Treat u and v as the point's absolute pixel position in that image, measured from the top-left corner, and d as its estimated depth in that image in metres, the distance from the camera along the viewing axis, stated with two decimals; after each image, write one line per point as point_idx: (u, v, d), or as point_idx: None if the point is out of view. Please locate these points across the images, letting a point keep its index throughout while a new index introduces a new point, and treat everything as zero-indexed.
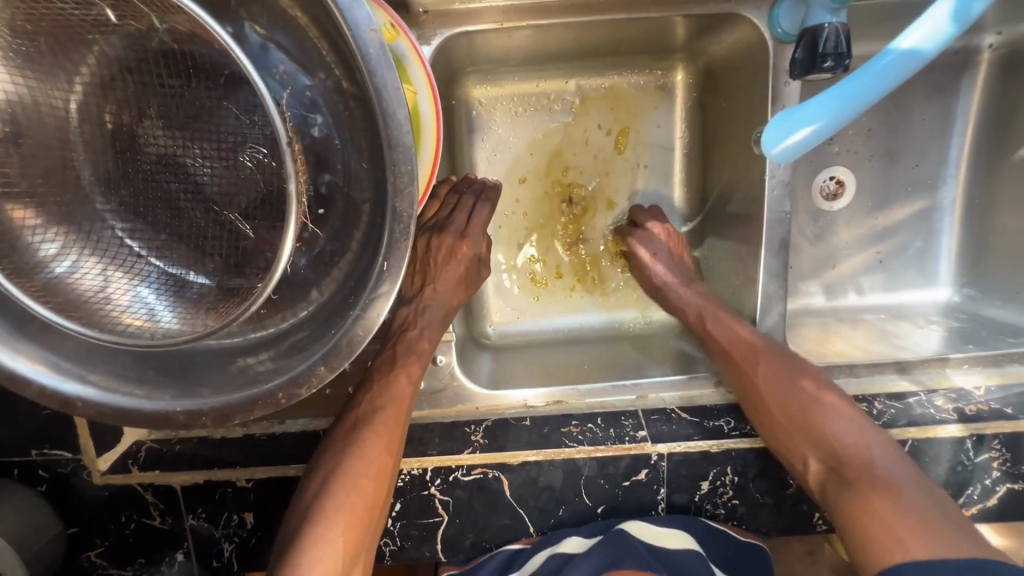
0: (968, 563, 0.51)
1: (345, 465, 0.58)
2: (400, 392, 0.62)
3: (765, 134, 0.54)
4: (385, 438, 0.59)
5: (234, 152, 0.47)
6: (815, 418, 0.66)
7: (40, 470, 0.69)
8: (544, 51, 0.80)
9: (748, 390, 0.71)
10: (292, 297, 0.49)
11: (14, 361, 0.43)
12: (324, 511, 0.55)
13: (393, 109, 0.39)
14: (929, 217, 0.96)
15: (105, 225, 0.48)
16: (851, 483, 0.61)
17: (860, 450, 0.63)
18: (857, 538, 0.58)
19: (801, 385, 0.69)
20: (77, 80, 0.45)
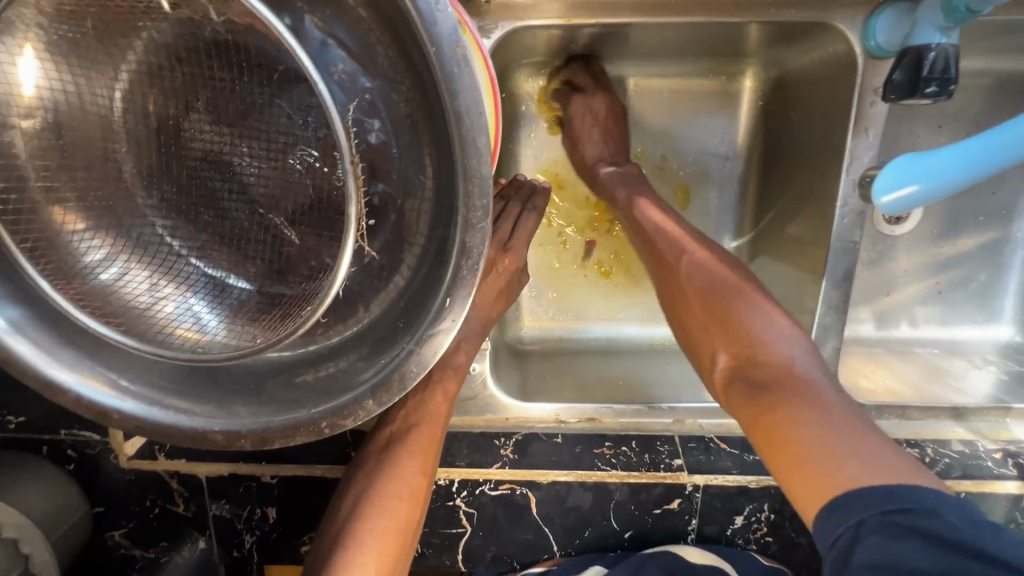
0: (900, 487, 0.41)
1: (375, 485, 0.56)
2: (437, 409, 0.60)
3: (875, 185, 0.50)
4: (419, 460, 0.57)
5: (284, 153, 0.44)
6: (740, 310, 0.58)
7: (68, 449, 0.69)
8: (605, 48, 0.75)
9: (677, 297, 0.63)
10: (338, 314, 0.46)
11: (52, 367, 0.41)
12: (355, 535, 0.54)
13: (473, 135, 0.35)
14: (998, 251, 0.90)
15: (146, 222, 0.45)
16: (770, 389, 0.51)
17: (783, 356, 0.53)
18: (770, 455, 0.48)
19: (723, 285, 0.60)
20: (123, 68, 0.41)
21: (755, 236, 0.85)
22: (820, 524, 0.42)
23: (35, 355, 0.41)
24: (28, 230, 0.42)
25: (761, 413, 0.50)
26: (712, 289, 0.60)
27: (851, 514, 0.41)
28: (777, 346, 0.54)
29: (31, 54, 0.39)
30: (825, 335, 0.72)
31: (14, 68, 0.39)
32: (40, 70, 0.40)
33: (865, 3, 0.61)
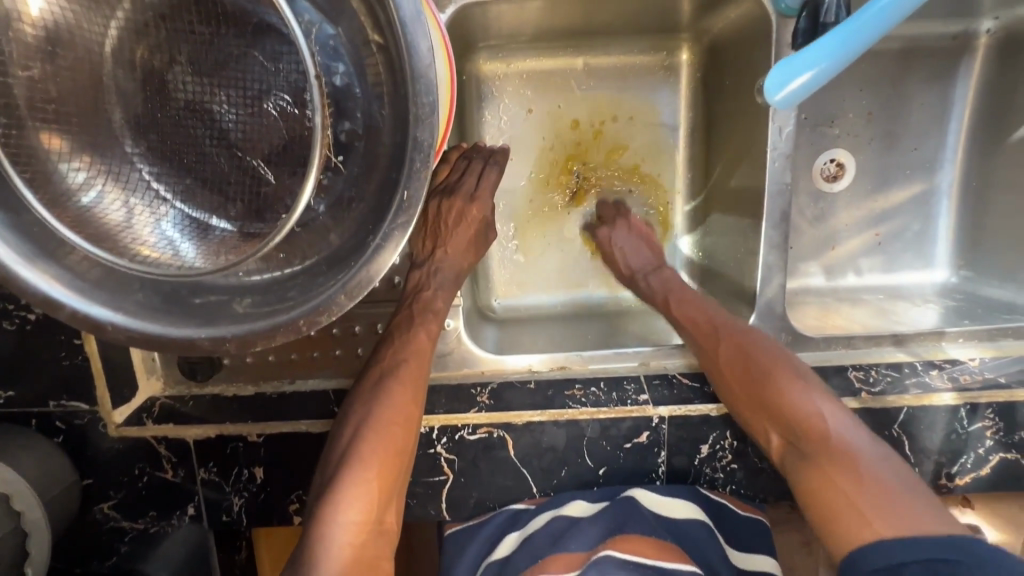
0: (946, 539, 0.51)
1: (372, 411, 0.61)
2: (424, 345, 0.66)
3: (771, 78, 0.54)
4: (412, 387, 0.62)
5: (259, 99, 0.49)
6: (778, 383, 0.67)
7: (56, 421, 0.71)
8: (552, 27, 0.83)
9: (717, 373, 0.71)
10: (310, 238, 0.51)
11: (46, 282, 0.46)
12: (358, 455, 0.58)
13: (417, 42, 0.43)
14: (928, 201, 0.98)
15: (134, 166, 0.50)
16: (813, 456, 0.62)
17: (812, 416, 0.63)
18: (819, 515, 0.59)
19: (758, 361, 0.69)
20: (113, 25, 0.47)
21: (705, 197, 0.91)
22: (854, 559, 0.55)
23: (26, 271, 0.45)
24: (27, 162, 0.46)
25: (804, 480, 0.62)
26: (743, 348, 0.70)
27: (890, 556, 0.52)
28: (810, 413, 0.64)
29: None
30: (770, 274, 0.79)
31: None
32: (40, 8, 0.44)
33: None
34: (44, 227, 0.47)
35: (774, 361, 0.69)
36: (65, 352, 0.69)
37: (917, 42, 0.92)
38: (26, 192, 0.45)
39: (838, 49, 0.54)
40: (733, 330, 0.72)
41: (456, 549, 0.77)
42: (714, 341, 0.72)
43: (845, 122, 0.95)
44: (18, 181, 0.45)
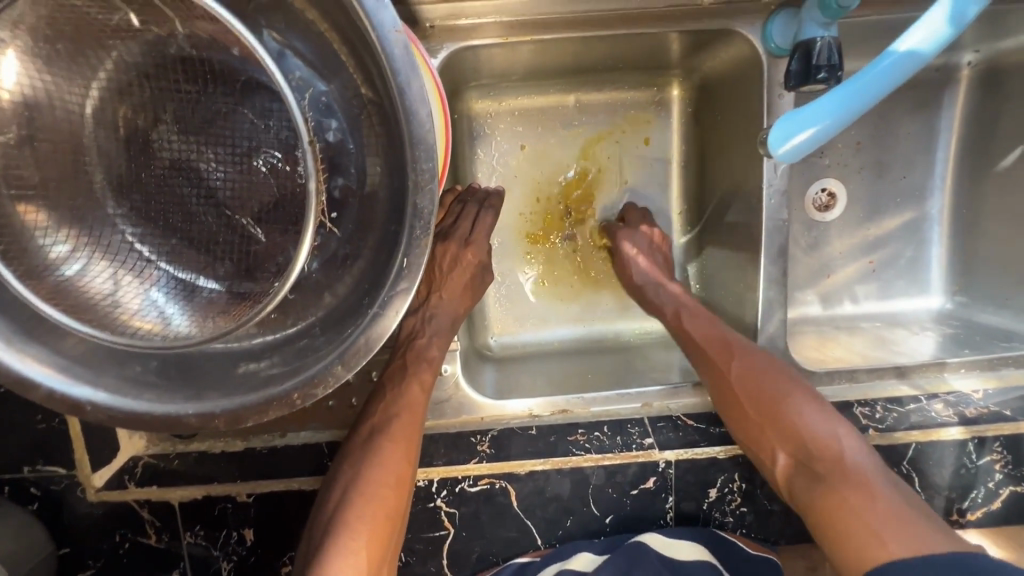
0: (954, 557, 0.50)
1: (361, 473, 0.58)
2: (416, 397, 0.63)
3: (773, 134, 0.55)
4: (403, 444, 0.60)
5: (249, 157, 0.48)
6: (769, 395, 0.66)
7: (30, 487, 0.67)
8: (543, 67, 0.82)
9: (723, 385, 0.69)
10: (305, 300, 0.49)
11: (21, 363, 0.43)
12: (347, 521, 0.55)
13: (416, 103, 0.42)
14: (919, 228, 0.99)
15: (116, 229, 0.48)
16: (822, 472, 0.60)
17: (828, 440, 0.62)
18: (831, 537, 0.57)
19: (762, 376, 0.68)
20: (94, 85, 0.45)
21: (701, 229, 0.91)
22: None
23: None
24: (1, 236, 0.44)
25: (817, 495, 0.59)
26: (755, 363, 0.68)
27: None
28: (825, 433, 0.62)
29: (12, 61, 0.42)
30: (771, 309, 0.78)
31: None
32: (14, 78, 0.42)
33: (762, 10, 0.70)
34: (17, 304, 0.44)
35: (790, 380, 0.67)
36: (41, 415, 0.66)
37: (901, 75, 0.93)
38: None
39: (851, 104, 0.52)
40: (743, 344, 0.70)
41: None
42: (725, 355, 0.70)
43: (835, 153, 0.96)
44: None
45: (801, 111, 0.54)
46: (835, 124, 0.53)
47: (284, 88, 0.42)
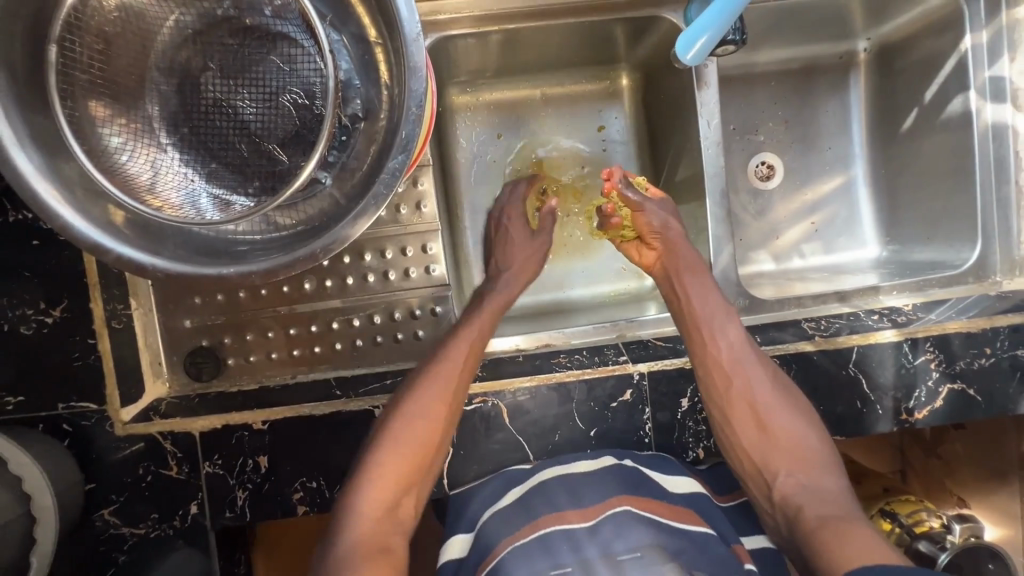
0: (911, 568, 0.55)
1: (408, 413, 0.71)
2: (470, 358, 0.76)
3: (677, 44, 0.70)
4: (452, 390, 0.73)
5: (276, 95, 0.60)
6: (745, 377, 0.76)
7: (63, 423, 0.73)
8: (511, 63, 0.99)
9: (731, 401, 0.76)
10: (317, 204, 0.61)
11: (92, 230, 0.53)
12: (394, 440, 0.70)
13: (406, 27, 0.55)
14: (849, 190, 1.13)
15: (167, 152, 0.59)
16: (788, 465, 0.73)
17: (810, 453, 0.73)
18: (811, 543, 0.64)
19: (742, 360, 0.77)
20: (159, 38, 0.58)
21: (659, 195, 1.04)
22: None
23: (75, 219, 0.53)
24: (81, 130, 0.55)
25: (783, 482, 0.72)
26: (763, 384, 0.76)
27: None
28: (819, 473, 0.72)
29: None
30: (721, 244, 0.89)
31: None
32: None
33: (680, 1, 0.87)
34: (88, 187, 0.55)
35: (789, 402, 0.76)
36: (78, 352, 0.73)
37: (811, 62, 1.10)
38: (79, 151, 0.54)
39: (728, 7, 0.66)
40: (753, 362, 0.77)
41: (459, 508, 0.77)
42: (734, 372, 0.77)
43: (768, 130, 1.12)
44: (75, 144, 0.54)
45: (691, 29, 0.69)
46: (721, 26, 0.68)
47: (314, 19, 0.55)
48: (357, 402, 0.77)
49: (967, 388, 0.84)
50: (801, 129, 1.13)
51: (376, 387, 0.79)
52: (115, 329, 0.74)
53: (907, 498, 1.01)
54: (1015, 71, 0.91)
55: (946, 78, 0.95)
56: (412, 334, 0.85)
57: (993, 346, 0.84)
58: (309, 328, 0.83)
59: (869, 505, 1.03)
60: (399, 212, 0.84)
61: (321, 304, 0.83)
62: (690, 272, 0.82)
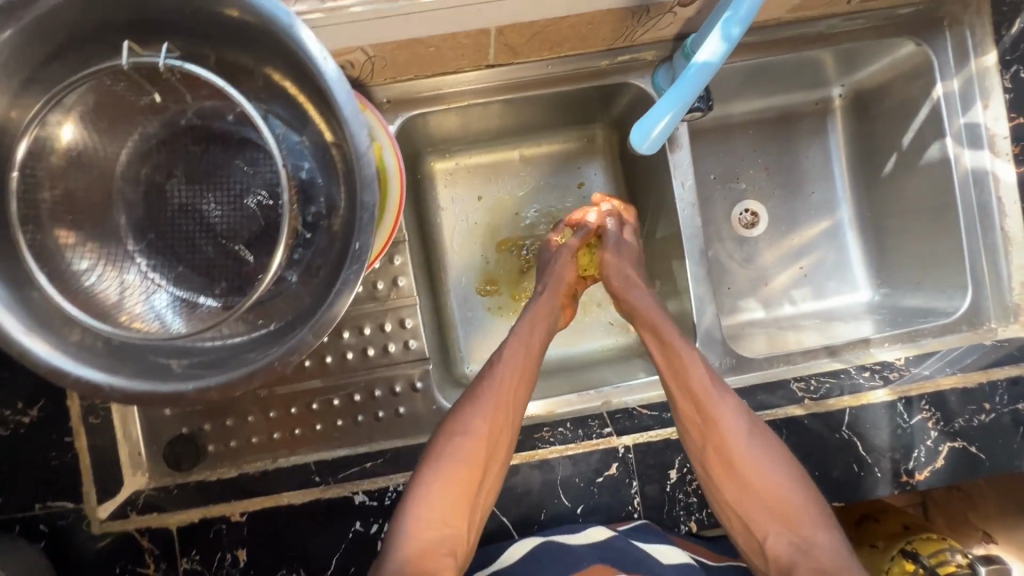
0: None
1: (466, 422, 0.73)
2: (520, 376, 0.77)
3: (633, 134, 0.70)
4: (502, 409, 0.74)
5: (241, 197, 0.61)
6: (719, 430, 0.73)
7: (40, 524, 0.73)
8: (486, 130, 0.99)
9: (712, 457, 0.73)
10: (283, 304, 0.60)
11: (50, 353, 0.52)
12: (445, 461, 0.71)
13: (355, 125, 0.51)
14: (836, 234, 1.11)
15: (134, 259, 0.59)
16: (776, 522, 0.71)
17: (801, 506, 0.71)
18: None
19: (716, 410, 0.74)
20: (125, 150, 0.59)
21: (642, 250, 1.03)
22: None
23: (30, 342, 0.52)
24: (40, 250, 0.54)
25: (772, 541, 0.70)
26: (739, 434, 0.74)
27: None
28: (814, 532, 0.69)
29: (72, 130, 0.56)
30: (703, 304, 0.88)
31: (57, 133, 0.55)
32: (72, 140, 0.56)
33: (646, 66, 0.88)
34: (49, 306, 0.54)
35: (770, 452, 0.73)
36: (55, 451, 0.73)
37: (788, 109, 1.10)
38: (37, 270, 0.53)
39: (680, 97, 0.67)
40: (728, 409, 0.74)
41: None
42: (709, 428, 0.74)
43: (750, 178, 1.12)
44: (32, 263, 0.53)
45: (645, 116, 0.69)
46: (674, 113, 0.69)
47: (262, 129, 0.53)
48: (336, 489, 0.77)
49: (969, 445, 0.82)
50: (785, 173, 1.12)
51: (356, 471, 0.78)
52: (92, 424, 0.74)
53: (929, 536, 0.99)
54: (989, 117, 0.90)
55: (921, 125, 0.95)
56: (393, 411, 0.83)
57: (992, 401, 0.84)
58: (291, 410, 0.81)
59: (890, 544, 1.01)
60: (375, 288, 0.84)
61: (299, 386, 0.82)
62: (650, 325, 0.81)
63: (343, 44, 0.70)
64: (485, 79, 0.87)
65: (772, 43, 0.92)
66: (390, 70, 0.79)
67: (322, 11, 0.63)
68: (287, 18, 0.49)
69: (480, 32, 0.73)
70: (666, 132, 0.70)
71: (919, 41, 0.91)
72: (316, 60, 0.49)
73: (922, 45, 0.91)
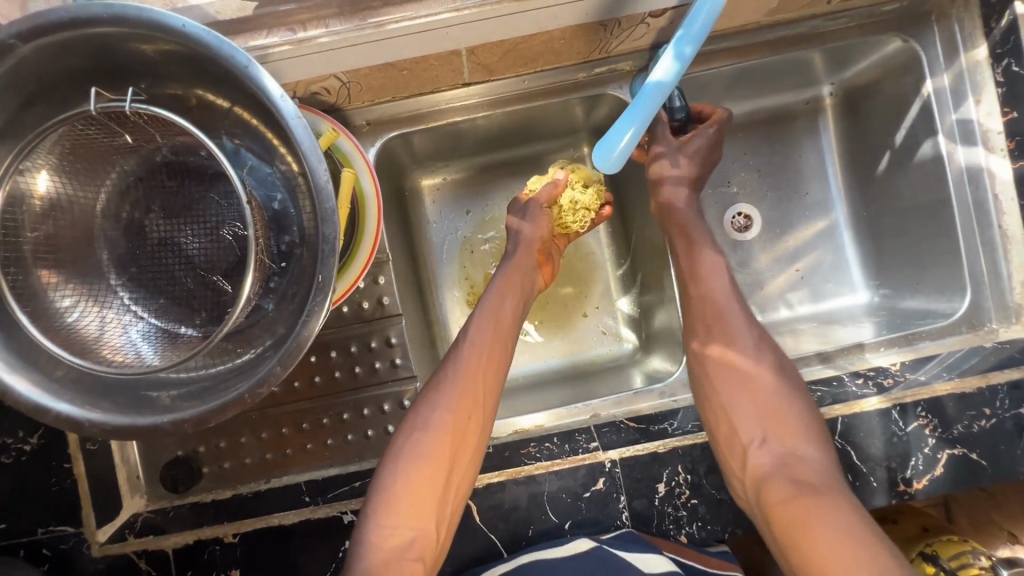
0: None
1: (428, 415, 0.72)
2: (483, 365, 0.76)
3: (596, 152, 0.70)
4: (468, 395, 0.74)
5: (217, 228, 0.62)
6: (732, 334, 0.76)
7: (44, 548, 0.76)
8: (469, 146, 0.99)
9: (714, 364, 0.75)
10: (260, 331, 0.61)
11: (33, 391, 0.54)
12: (409, 459, 0.70)
13: (315, 162, 0.54)
14: (832, 234, 1.08)
15: (116, 294, 0.61)
16: (766, 428, 0.70)
17: (795, 421, 0.70)
18: (790, 539, 0.61)
19: (728, 319, 0.77)
20: (103, 189, 0.60)
21: (631, 259, 1.02)
22: None
23: (15, 381, 0.54)
24: (24, 292, 0.56)
25: (758, 447, 0.69)
26: (747, 351, 0.75)
27: None
28: (803, 450, 0.69)
29: (45, 178, 0.57)
30: None
31: (33, 181, 0.56)
32: (48, 186, 0.57)
33: (625, 76, 0.87)
34: (33, 345, 0.56)
35: (772, 370, 0.74)
36: (56, 477, 0.76)
37: (778, 110, 1.07)
38: (20, 312, 0.55)
39: (637, 114, 0.69)
40: (739, 323, 0.77)
41: None
42: (718, 337, 0.76)
43: (740, 181, 1.09)
44: (16, 306, 0.55)
45: (608, 134, 0.69)
46: (635, 132, 0.70)
47: (222, 164, 0.53)
48: (326, 509, 0.78)
49: (969, 452, 0.80)
50: (779, 173, 1.09)
51: (345, 491, 0.79)
52: (89, 450, 0.77)
53: (949, 539, 0.95)
54: (982, 113, 0.87)
55: (914, 122, 0.93)
56: (382, 429, 0.83)
57: (992, 406, 0.81)
58: (281, 430, 0.82)
59: (909, 548, 0.98)
60: (361, 308, 0.84)
61: (289, 407, 0.83)
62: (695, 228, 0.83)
63: (317, 72, 0.71)
64: (463, 96, 0.87)
65: (752, 47, 0.91)
66: (368, 93, 0.80)
67: (291, 42, 0.64)
68: (245, 59, 0.52)
69: (450, 53, 0.74)
70: (630, 150, 0.71)
71: (906, 37, 0.89)
72: (275, 99, 0.53)
73: (909, 41, 0.89)
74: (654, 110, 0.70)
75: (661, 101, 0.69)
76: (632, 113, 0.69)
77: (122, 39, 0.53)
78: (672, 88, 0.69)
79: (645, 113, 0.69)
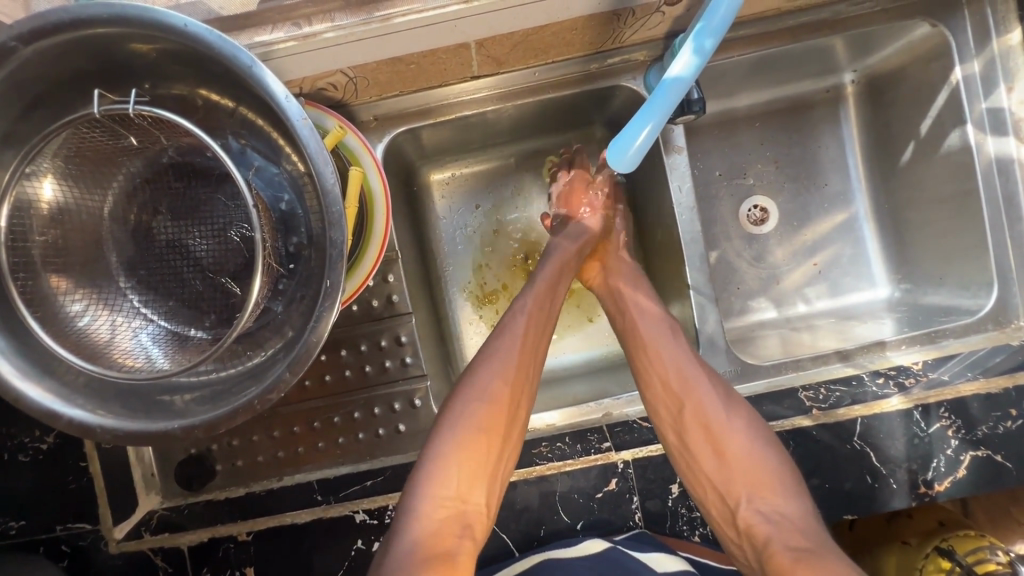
0: None
1: (481, 379, 0.73)
2: (533, 333, 0.78)
3: (611, 150, 0.69)
4: (521, 364, 0.75)
5: (224, 230, 0.61)
6: (698, 393, 0.75)
7: (63, 544, 0.77)
8: (478, 140, 0.97)
9: (676, 423, 0.74)
10: (270, 334, 0.61)
11: (45, 397, 0.54)
12: (464, 419, 0.70)
13: (321, 166, 0.53)
14: (852, 227, 1.05)
15: (126, 297, 0.60)
16: (748, 486, 0.69)
17: (769, 469, 0.69)
18: None
19: (685, 375, 0.76)
20: (111, 192, 0.60)
21: (645, 253, 1.00)
22: None
23: (27, 387, 0.54)
24: (33, 296, 0.56)
25: (746, 509, 0.68)
26: (708, 406, 0.74)
27: None
28: (787, 503, 0.67)
29: (50, 184, 0.57)
30: (705, 311, 0.85)
31: (39, 187, 0.56)
32: (53, 192, 0.57)
33: (639, 67, 0.84)
34: (43, 350, 0.56)
35: (734, 420, 0.73)
36: (72, 475, 0.77)
37: (798, 99, 1.04)
38: (29, 317, 0.54)
39: (655, 110, 0.66)
40: (690, 376, 0.76)
41: None
42: (675, 396, 0.75)
43: (756, 173, 1.05)
44: (26, 312, 0.55)
45: (622, 133, 0.68)
46: (654, 129, 0.67)
47: (228, 166, 0.52)
48: (338, 508, 0.78)
49: (993, 454, 0.78)
50: (798, 163, 1.06)
51: (356, 490, 0.79)
52: (104, 450, 0.78)
53: (966, 533, 0.93)
54: (1014, 101, 0.84)
55: (940, 111, 0.89)
56: (394, 428, 0.83)
57: (1018, 406, 0.79)
58: (292, 429, 0.82)
59: (923, 543, 0.96)
60: (371, 307, 0.83)
61: (299, 406, 0.82)
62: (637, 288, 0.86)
63: (322, 68, 0.70)
64: (471, 90, 0.85)
65: (771, 35, 0.87)
66: (375, 88, 0.79)
67: (296, 38, 0.63)
68: (247, 58, 0.51)
69: (459, 47, 0.72)
70: (647, 147, 0.69)
71: (935, 22, 0.84)
72: (280, 99, 0.52)
73: (938, 26, 0.84)
74: (672, 106, 0.67)
75: (680, 97, 0.66)
76: (651, 109, 0.66)
77: (122, 39, 0.52)
78: (693, 83, 0.66)
79: (662, 109, 0.66)
